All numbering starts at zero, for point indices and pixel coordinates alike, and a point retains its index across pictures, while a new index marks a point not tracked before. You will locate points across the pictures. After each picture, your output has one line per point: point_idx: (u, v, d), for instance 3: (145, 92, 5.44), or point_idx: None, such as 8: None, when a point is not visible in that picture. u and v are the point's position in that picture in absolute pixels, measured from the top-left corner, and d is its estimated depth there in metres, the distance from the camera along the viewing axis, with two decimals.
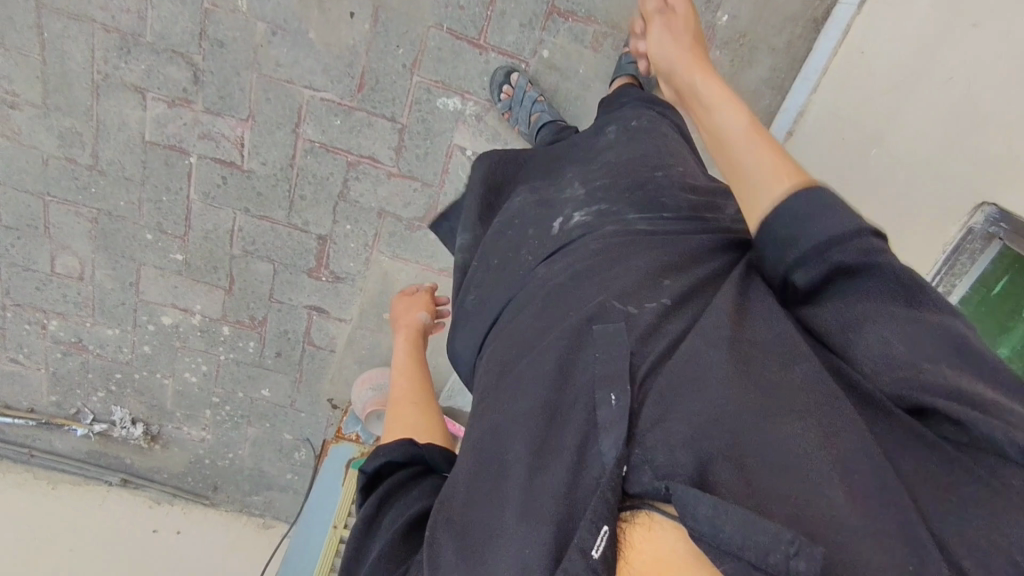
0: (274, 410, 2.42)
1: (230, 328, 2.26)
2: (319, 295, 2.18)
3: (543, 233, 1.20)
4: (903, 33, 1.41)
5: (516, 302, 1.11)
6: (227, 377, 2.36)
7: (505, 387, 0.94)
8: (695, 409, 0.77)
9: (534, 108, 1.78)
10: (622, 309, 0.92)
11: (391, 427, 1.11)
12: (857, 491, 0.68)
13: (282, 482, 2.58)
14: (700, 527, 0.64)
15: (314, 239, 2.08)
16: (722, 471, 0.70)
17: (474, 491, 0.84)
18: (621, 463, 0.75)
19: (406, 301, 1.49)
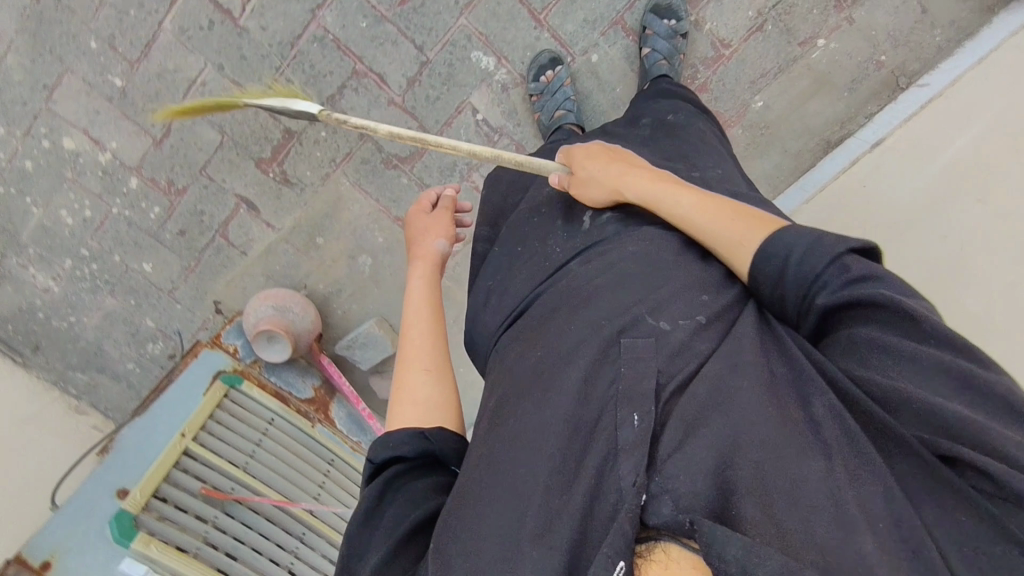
0: (147, 289, 2.12)
1: (140, 182, 1.97)
2: (258, 190, 1.97)
3: (572, 231, 1.24)
4: (896, 184, 1.53)
5: (545, 298, 1.14)
6: (110, 234, 2.04)
7: (528, 391, 0.98)
8: (722, 435, 0.80)
9: (562, 104, 1.73)
10: (652, 324, 0.98)
11: (400, 396, 1.07)
12: (879, 536, 0.69)
13: (118, 370, 2.21)
14: (729, 564, 0.67)
15: (280, 129, 1.90)
16: (744, 506, 0.74)
17: (484, 506, 0.87)
18: (642, 492, 0.77)
19: (422, 219, 1.39)
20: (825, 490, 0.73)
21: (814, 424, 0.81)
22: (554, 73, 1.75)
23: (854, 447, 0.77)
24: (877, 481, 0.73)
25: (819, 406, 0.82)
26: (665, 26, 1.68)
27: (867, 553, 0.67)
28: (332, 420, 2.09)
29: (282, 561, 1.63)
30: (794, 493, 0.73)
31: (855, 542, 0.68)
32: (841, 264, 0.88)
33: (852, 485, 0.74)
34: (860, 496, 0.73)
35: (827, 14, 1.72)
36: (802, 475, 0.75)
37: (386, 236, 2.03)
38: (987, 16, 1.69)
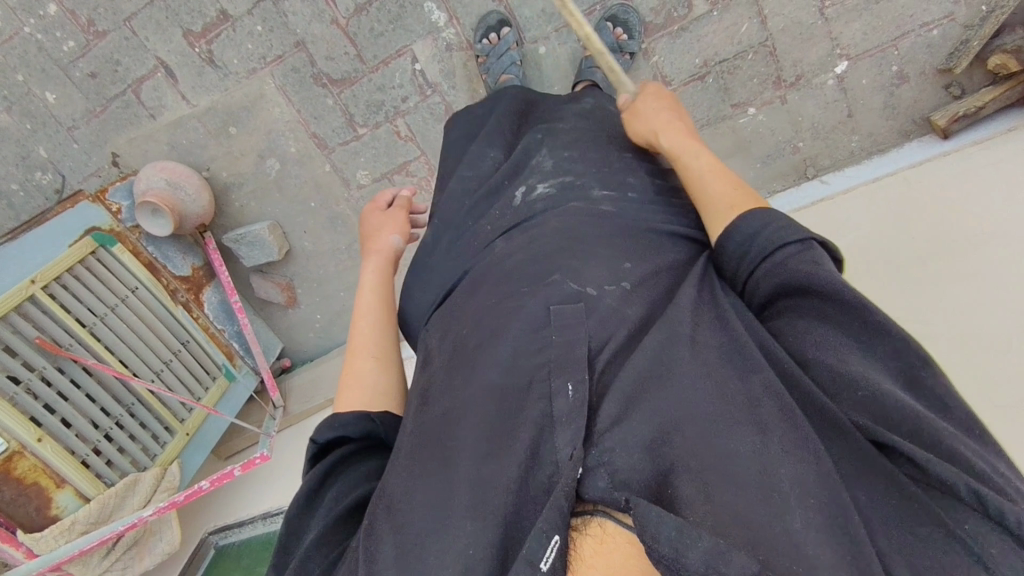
0: (46, 120, 2.07)
1: (59, 11, 1.89)
2: (181, 61, 1.92)
3: (504, 207, 1.19)
4: (881, 218, 1.53)
5: (473, 271, 1.11)
6: (15, 52, 1.96)
7: (454, 357, 0.96)
8: (660, 413, 0.75)
9: (506, 69, 1.70)
10: (577, 289, 0.94)
11: (348, 385, 1.05)
12: (807, 514, 0.64)
13: (0, 189, 2.18)
14: (660, 547, 0.62)
15: (216, 9, 1.84)
16: (680, 486, 0.69)
17: (409, 478, 0.82)
18: (578, 464, 0.72)
19: (378, 215, 1.35)
20: (758, 467, 0.68)
21: (748, 396, 0.75)
22: (501, 36, 1.74)
23: (790, 424, 0.71)
24: (815, 462, 0.68)
25: (757, 382, 0.77)
26: (611, 37, 1.68)
27: (794, 531, 0.63)
28: (200, 302, 2.15)
29: (100, 426, 1.73)
30: (724, 471, 0.69)
31: (784, 527, 0.63)
32: (804, 245, 0.83)
33: (788, 460, 0.68)
34: (797, 474, 0.67)
35: (764, 86, 1.76)
36: (733, 452, 0.70)
37: (297, 147, 2.02)
38: (904, 139, 1.74)
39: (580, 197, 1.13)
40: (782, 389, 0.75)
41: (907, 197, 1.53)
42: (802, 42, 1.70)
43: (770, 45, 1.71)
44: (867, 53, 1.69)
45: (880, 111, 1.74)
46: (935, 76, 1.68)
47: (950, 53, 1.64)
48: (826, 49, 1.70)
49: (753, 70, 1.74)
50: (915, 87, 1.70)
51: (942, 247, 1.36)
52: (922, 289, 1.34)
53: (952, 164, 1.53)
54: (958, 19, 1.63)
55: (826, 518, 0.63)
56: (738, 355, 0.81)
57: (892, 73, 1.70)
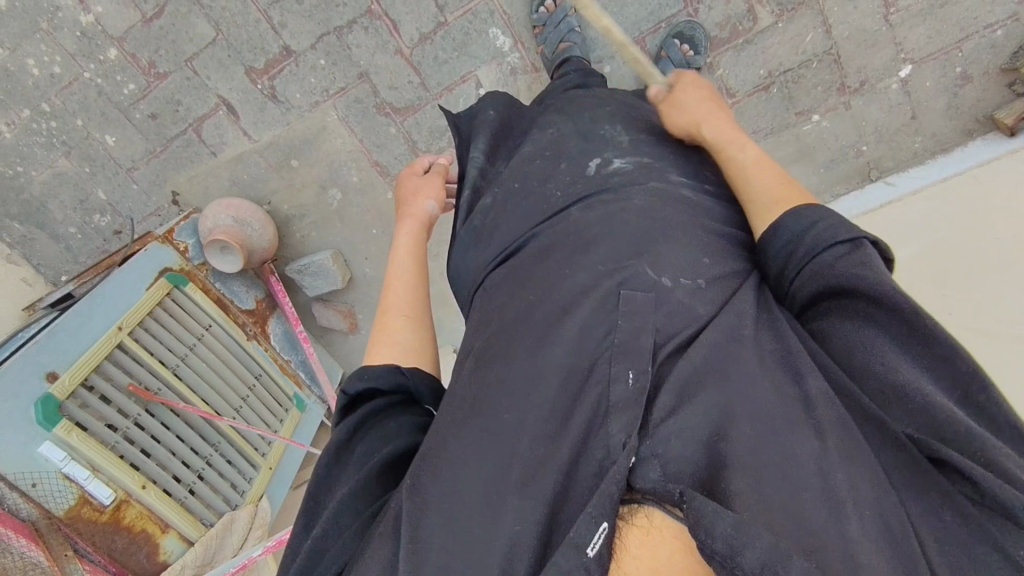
0: (105, 162, 2.07)
1: (118, 54, 1.89)
2: (242, 97, 1.93)
3: (576, 172, 1.17)
4: (965, 211, 1.54)
5: (543, 237, 1.10)
6: (75, 97, 1.96)
7: (515, 330, 0.96)
8: (720, 408, 0.75)
9: (566, 36, 1.68)
10: (652, 278, 0.93)
11: (378, 341, 1.10)
12: (863, 525, 0.66)
13: (59, 232, 2.20)
14: (713, 543, 0.61)
15: (278, 45, 1.84)
16: (735, 481, 0.68)
17: (457, 443, 0.85)
18: (632, 453, 0.71)
19: (414, 180, 1.40)
20: (817, 469, 0.70)
21: (806, 399, 0.77)
22: (557, 3, 1.71)
23: (846, 432, 0.74)
24: (870, 471, 0.71)
25: (813, 385, 0.78)
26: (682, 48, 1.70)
27: (850, 536, 0.64)
28: (266, 334, 2.16)
29: (193, 466, 1.75)
30: (785, 471, 0.69)
31: (843, 532, 0.64)
32: (852, 244, 0.83)
33: (844, 467, 0.71)
34: (852, 480, 0.69)
35: (828, 93, 1.78)
36: (794, 453, 0.71)
37: (358, 176, 2.03)
38: (968, 138, 1.76)
39: (659, 176, 1.12)
40: (836, 400, 0.77)
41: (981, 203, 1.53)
42: (866, 49, 1.72)
43: (834, 53, 1.73)
44: (931, 57, 1.71)
45: (943, 112, 1.77)
46: (998, 75, 1.71)
47: (1014, 52, 1.68)
48: (890, 54, 1.72)
49: (817, 78, 1.76)
50: (979, 87, 1.73)
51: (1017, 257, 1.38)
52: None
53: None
54: (1021, 19, 1.66)
55: (877, 527, 0.67)
56: (795, 355, 0.81)
57: (955, 74, 1.72)
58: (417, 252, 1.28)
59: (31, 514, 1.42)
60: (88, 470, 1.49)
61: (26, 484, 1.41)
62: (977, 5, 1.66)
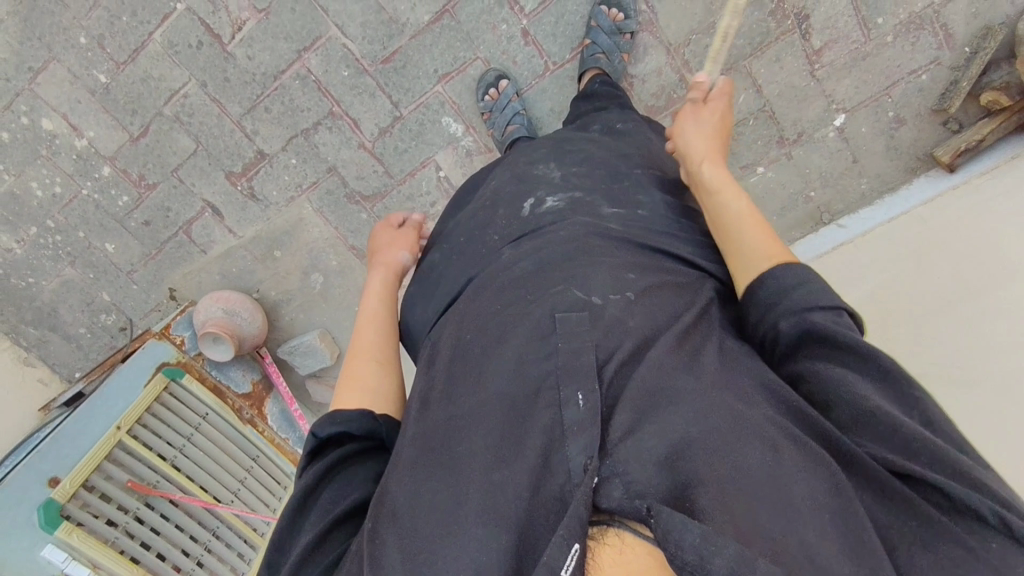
0: (107, 267, 2.24)
1: (111, 171, 2.05)
2: (224, 198, 2.08)
3: (512, 215, 1.25)
4: (937, 227, 1.58)
5: (477, 278, 1.17)
6: (77, 213, 2.14)
7: (474, 365, 0.99)
8: (671, 429, 0.80)
9: (512, 120, 1.77)
10: (584, 297, 0.98)
11: (350, 383, 1.13)
12: (826, 533, 0.69)
13: (70, 333, 2.37)
14: (684, 554, 0.63)
15: (252, 150, 1.99)
16: (696, 496, 0.72)
17: (417, 483, 0.87)
18: (592, 474, 0.75)
19: (390, 232, 1.48)
20: (775, 480, 0.74)
21: (760, 417, 0.81)
22: (499, 89, 1.79)
23: (805, 448, 0.78)
24: (829, 483, 0.75)
25: (765, 403, 0.82)
26: (609, 21, 1.69)
27: (808, 540, 0.68)
28: (264, 415, 2.26)
29: (192, 554, 1.83)
30: (741, 486, 0.73)
31: (806, 543, 0.68)
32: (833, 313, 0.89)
33: (797, 473, 0.75)
34: (808, 490, 0.73)
35: (769, 146, 1.85)
36: (748, 467, 0.75)
37: (338, 260, 2.16)
38: (911, 176, 1.82)
39: (588, 212, 1.20)
40: (784, 420, 0.82)
41: (916, 241, 1.60)
42: (798, 103, 1.79)
43: (768, 110, 1.80)
44: (862, 104, 1.78)
45: (883, 153, 1.82)
46: (931, 115, 1.77)
47: (942, 93, 1.73)
48: (822, 107, 1.79)
49: (756, 133, 1.84)
50: (914, 128, 1.79)
51: (946, 299, 1.43)
52: (1000, 277, 1.34)
53: (965, 199, 1.58)
54: (943, 62, 1.71)
55: (835, 531, 0.70)
56: (745, 370, 0.87)
57: (889, 119, 1.79)
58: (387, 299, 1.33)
59: None
60: (88, 567, 1.59)
61: None
62: (899, 54, 1.72)
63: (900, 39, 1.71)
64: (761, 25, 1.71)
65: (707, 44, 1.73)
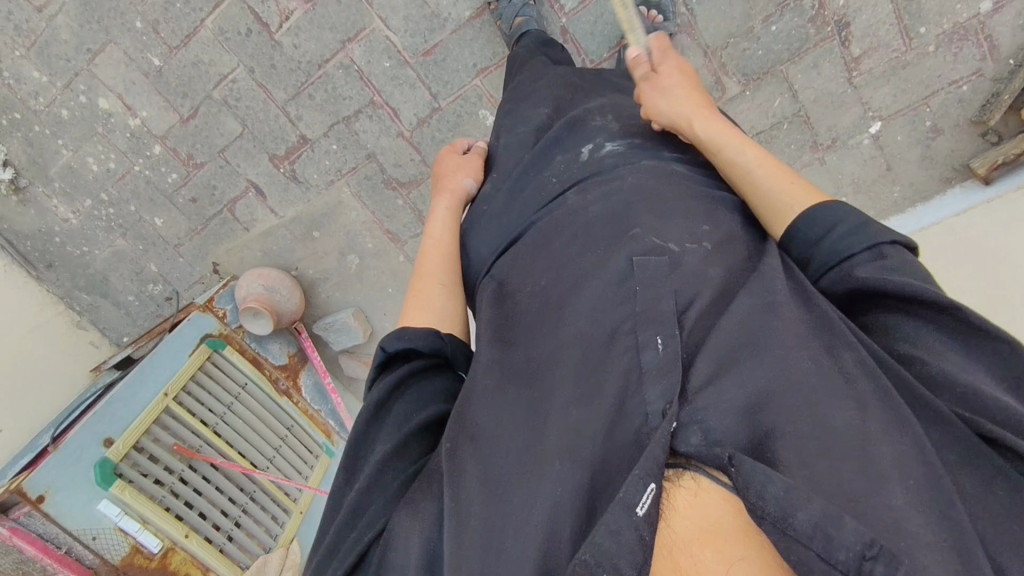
0: (156, 240, 2.35)
1: (162, 150, 2.15)
2: (267, 180, 2.16)
3: (571, 161, 1.21)
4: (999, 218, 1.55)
5: (542, 224, 1.13)
6: (128, 188, 2.25)
7: (546, 299, 1.02)
8: (755, 375, 0.75)
9: (521, 12, 1.72)
10: (658, 244, 0.97)
11: (417, 304, 1.16)
12: (907, 490, 0.63)
13: (120, 299, 2.51)
14: (767, 504, 0.63)
15: (296, 135, 2.06)
16: (776, 447, 0.69)
17: (494, 415, 0.91)
18: (673, 419, 0.73)
19: (456, 158, 1.43)
20: (864, 425, 0.68)
21: (846, 371, 0.75)
22: None
23: (885, 397, 0.73)
24: (911, 442, 0.68)
25: (850, 357, 0.77)
26: (648, 24, 1.68)
27: (898, 500, 0.62)
28: (298, 386, 2.38)
29: (230, 514, 1.97)
30: (818, 434, 0.68)
31: (892, 490, 0.63)
32: (876, 251, 0.88)
33: (885, 430, 0.68)
34: (893, 447, 0.67)
35: (802, 151, 1.85)
36: (828, 412, 0.70)
37: (374, 243, 2.24)
38: (946, 185, 1.81)
39: (650, 155, 1.18)
40: (872, 366, 0.76)
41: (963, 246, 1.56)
42: (834, 109, 1.79)
43: (803, 115, 1.80)
44: (899, 113, 1.77)
45: (919, 162, 1.82)
46: (969, 127, 1.76)
47: (982, 105, 1.72)
48: (858, 113, 1.79)
49: (789, 137, 1.83)
50: (951, 139, 1.78)
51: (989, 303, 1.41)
52: None
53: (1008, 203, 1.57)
54: (986, 74, 1.69)
55: (920, 493, 0.64)
56: (825, 327, 0.81)
57: (926, 128, 1.78)
58: (454, 229, 1.31)
59: (94, 564, 1.66)
60: (139, 522, 1.73)
61: (88, 538, 1.65)
62: (941, 63, 1.70)
63: (942, 49, 1.69)
64: (800, 30, 1.70)
65: (745, 47, 1.74)
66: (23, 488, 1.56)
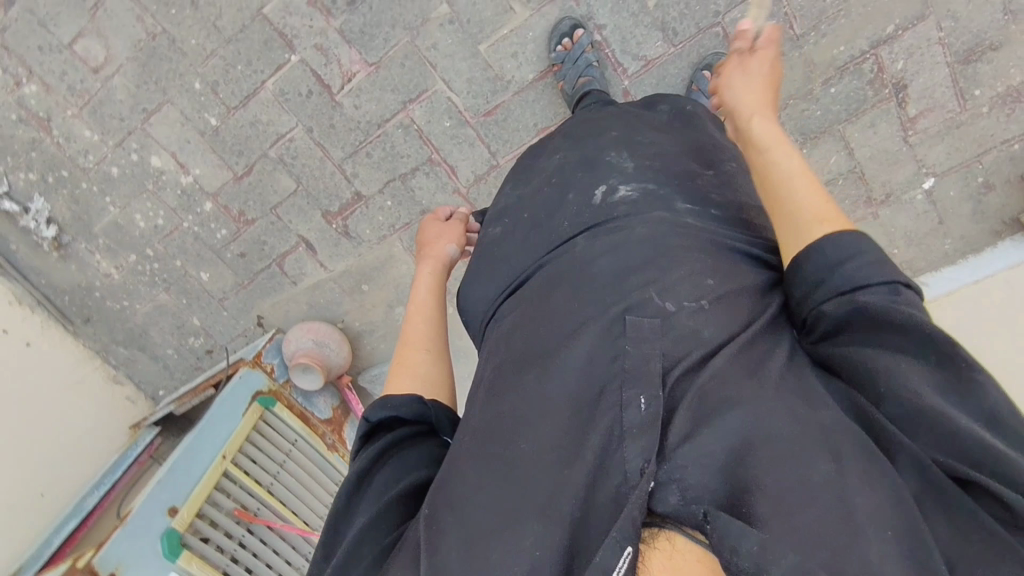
0: (200, 293, 2.33)
1: (213, 206, 2.15)
2: (318, 235, 2.16)
3: (583, 203, 1.18)
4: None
5: (549, 268, 1.11)
6: (175, 243, 2.23)
7: (537, 355, 0.98)
8: (734, 437, 0.77)
9: (585, 73, 1.70)
10: (659, 305, 0.94)
11: (398, 370, 1.15)
12: (886, 551, 0.65)
13: (158, 352, 2.47)
14: (738, 560, 0.64)
15: (350, 192, 2.07)
16: (755, 503, 0.70)
17: (473, 480, 0.86)
18: (650, 478, 0.75)
19: (438, 224, 1.46)
20: (841, 496, 0.69)
21: (824, 424, 0.76)
22: (574, 40, 1.72)
23: (873, 462, 0.73)
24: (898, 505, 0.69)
25: (830, 414, 0.78)
26: (709, 83, 1.71)
27: (871, 560, 0.64)
28: (343, 439, 2.32)
29: None
30: (795, 493, 0.70)
31: (860, 547, 0.65)
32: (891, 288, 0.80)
33: (864, 488, 0.70)
34: (871, 506, 0.69)
35: (857, 206, 1.89)
36: (811, 472, 0.71)
37: None
38: (996, 238, 1.86)
39: (663, 204, 1.12)
40: (853, 427, 0.77)
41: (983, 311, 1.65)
42: (888, 166, 1.84)
43: (858, 172, 1.85)
44: (952, 170, 1.82)
45: (970, 217, 1.87)
46: (1020, 183, 1.81)
47: None
48: (912, 170, 1.84)
49: (844, 194, 1.88)
50: (1002, 194, 1.83)
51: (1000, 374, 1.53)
52: None
53: None
54: None
55: (903, 557, 0.65)
56: (809, 388, 0.82)
57: (978, 184, 1.83)
58: (436, 292, 1.32)
59: None
60: None
61: None
62: (994, 124, 1.75)
63: (996, 110, 1.74)
64: (859, 92, 1.75)
65: (804, 108, 1.78)
66: (93, 566, 1.55)
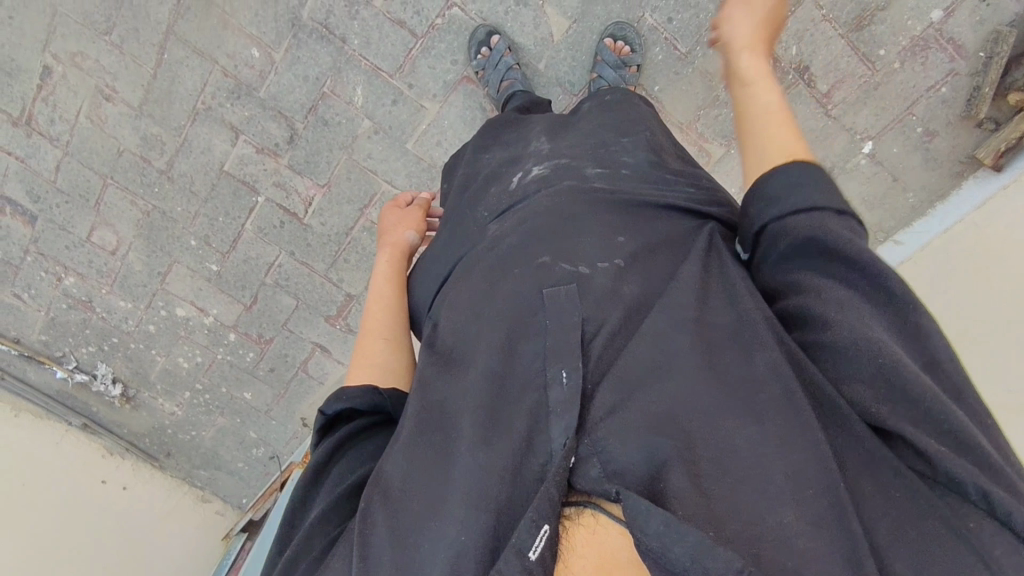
0: (250, 410, 2.62)
1: (236, 336, 2.43)
2: (327, 337, 2.40)
3: (502, 191, 1.22)
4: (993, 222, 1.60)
5: (465, 261, 1.14)
6: (216, 374, 2.53)
7: (470, 340, 0.97)
8: (661, 408, 0.79)
9: (507, 74, 1.80)
10: (568, 269, 0.98)
11: (359, 358, 1.15)
12: (800, 509, 0.71)
13: (232, 468, 2.75)
14: (648, 540, 0.66)
15: (342, 294, 2.29)
16: (672, 479, 0.73)
17: (405, 470, 0.84)
18: (571, 455, 0.76)
19: (397, 212, 1.48)
20: (756, 458, 0.75)
21: (753, 380, 0.82)
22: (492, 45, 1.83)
23: (789, 410, 0.78)
24: (811, 444, 0.75)
25: (762, 361, 0.83)
26: (613, 56, 1.76)
27: (785, 523, 0.70)
28: None
29: None
30: (723, 465, 0.75)
31: (777, 518, 0.71)
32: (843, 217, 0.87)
33: (780, 448, 0.75)
34: (791, 458, 0.75)
35: None
36: (731, 439, 0.77)
37: None
38: (959, 180, 1.80)
39: (573, 175, 1.15)
40: (782, 373, 0.81)
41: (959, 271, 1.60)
42: (822, 141, 1.82)
43: None
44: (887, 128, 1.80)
45: (922, 165, 1.82)
46: (962, 123, 1.76)
47: (967, 100, 1.73)
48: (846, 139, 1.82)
49: None
50: (947, 137, 1.78)
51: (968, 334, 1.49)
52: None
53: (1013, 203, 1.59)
54: (960, 72, 1.72)
55: (818, 508, 0.72)
56: (746, 331, 0.87)
57: (919, 134, 1.79)
58: (392, 279, 1.32)
59: None
60: None
61: None
62: (911, 76, 1.74)
63: (907, 63, 1.73)
64: None
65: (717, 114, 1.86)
66: None
